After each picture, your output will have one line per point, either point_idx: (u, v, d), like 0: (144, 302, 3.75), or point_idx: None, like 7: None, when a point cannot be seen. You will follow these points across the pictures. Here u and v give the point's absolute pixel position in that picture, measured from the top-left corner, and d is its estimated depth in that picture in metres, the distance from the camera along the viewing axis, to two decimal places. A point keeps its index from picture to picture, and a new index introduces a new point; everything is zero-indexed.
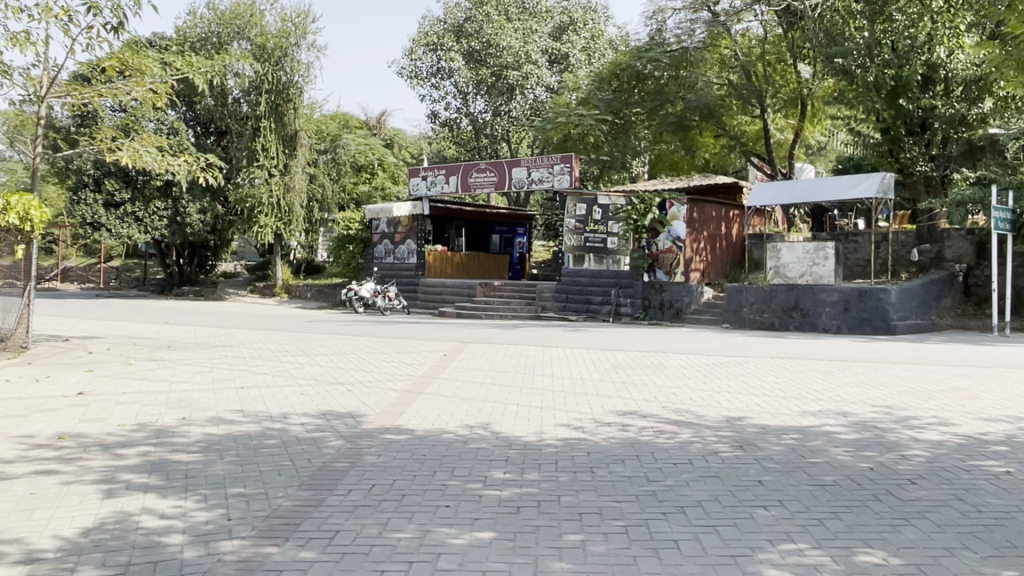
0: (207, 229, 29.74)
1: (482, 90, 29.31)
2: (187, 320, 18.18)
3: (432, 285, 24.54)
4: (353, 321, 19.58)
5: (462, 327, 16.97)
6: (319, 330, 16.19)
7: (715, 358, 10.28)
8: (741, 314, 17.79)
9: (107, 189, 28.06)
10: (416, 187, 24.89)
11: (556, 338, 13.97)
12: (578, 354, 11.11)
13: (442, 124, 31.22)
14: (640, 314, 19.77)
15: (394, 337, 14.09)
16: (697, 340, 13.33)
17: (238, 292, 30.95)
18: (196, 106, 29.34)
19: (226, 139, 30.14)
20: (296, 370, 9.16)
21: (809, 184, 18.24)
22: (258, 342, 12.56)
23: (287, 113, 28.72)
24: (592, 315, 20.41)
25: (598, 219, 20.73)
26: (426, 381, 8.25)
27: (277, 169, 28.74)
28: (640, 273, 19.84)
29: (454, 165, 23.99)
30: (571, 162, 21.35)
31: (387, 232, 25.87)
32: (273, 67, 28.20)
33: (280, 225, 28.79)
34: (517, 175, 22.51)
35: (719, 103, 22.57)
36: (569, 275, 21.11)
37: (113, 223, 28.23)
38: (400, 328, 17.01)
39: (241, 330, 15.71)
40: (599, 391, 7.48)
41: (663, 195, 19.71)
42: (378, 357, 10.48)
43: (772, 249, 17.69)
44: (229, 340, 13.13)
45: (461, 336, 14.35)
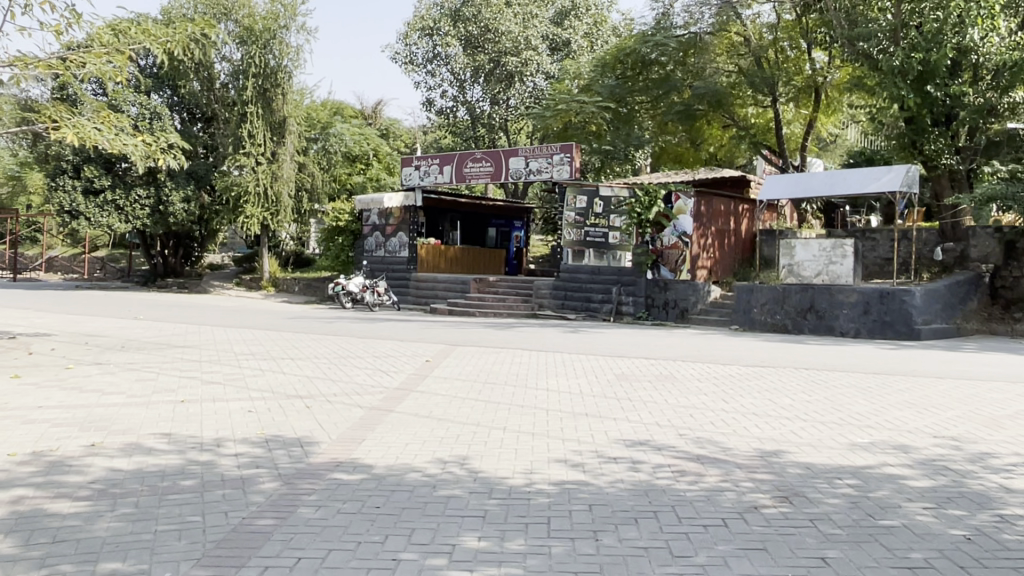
0: (191, 219, 28.54)
1: (479, 77, 28.10)
2: (160, 315, 17.03)
3: (425, 281, 23.34)
4: (337, 318, 18.39)
5: (452, 327, 15.78)
6: (297, 327, 15.03)
7: (732, 368, 9.11)
8: (751, 315, 16.64)
9: (86, 176, 26.85)
10: (408, 177, 23.70)
11: (553, 341, 12.81)
12: (577, 360, 9.93)
13: (438, 113, 29.99)
14: (642, 314, 18.63)
15: (376, 338, 12.91)
16: (709, 345, 12.16)
17: (223, 284, 29.75)
18: (180, 90, 28.09)
19: (212, 126, 28.93)
20: (252, 380, 7.99)
21: (825, 176, 17.06)
22: (225, 343, 11.38)
23: (276, 98, 27.48)
24: (592, 314, 19.25)
25: (600, 212, 19.46)
26: (400, 395, 7.08)
27: (265, 157, 27.54)
28: (643, 270, 18.72)
29: (448, 154, 22.78)
30: (572, 151, 20.23)
31: (378, 224, 24.70)
32: (261, 51, 26.94)
33: (267, 215, 27.63)
34: (514, 165, 21.33)
35: (729, 91, 21.32)
36: (568, 271, 19.96)
37: (92, 211, 27.01)
38: (386, 326, 15.86)
39: (213, 327, 14.50)
40: (602, 413, 6.30)
41: (668, 187, 18.62)
42: (351, 363, 9.30)
43: (786, 246, 16.53)
44: (193, 339, 11.94)
45: (450, 337, 13.18)
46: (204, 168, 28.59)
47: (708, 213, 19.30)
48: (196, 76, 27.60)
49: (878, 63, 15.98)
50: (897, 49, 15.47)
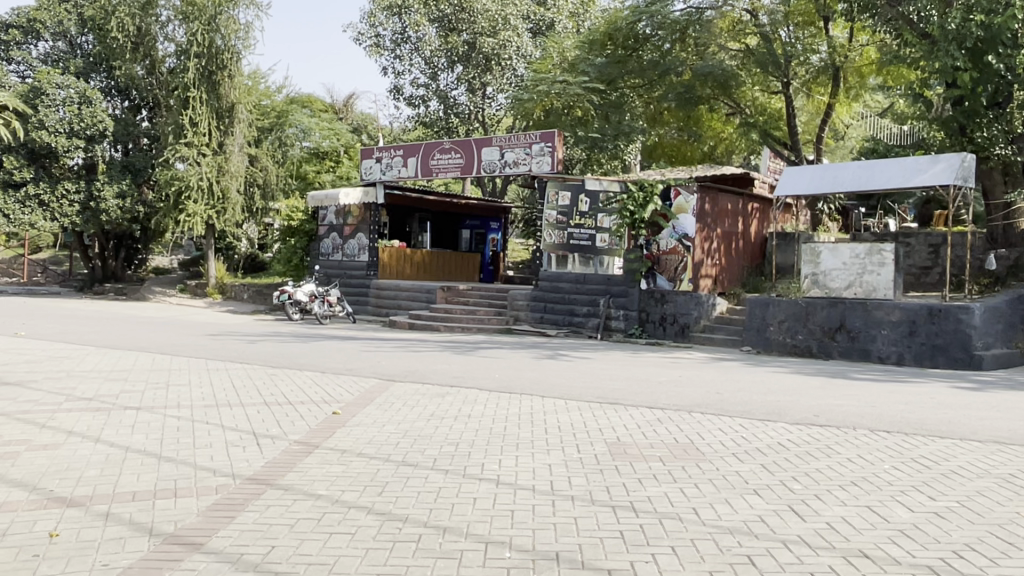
0: (127, 217, 25.39)
1: (455, 61, 25.23)
2: (52, 330, 14.06)
3: (385, 288, 20.36)
4: (271, 332, 15.37)
5: (402, 348, 12.80)
6: (208, 347, 12.04)
7: (780, 427, 6.22)
8: (767, 335, 13.83)
9: (6, 167, 23.66)
10: (369, 171, 20.66)
11: (524, 371, 9.93)
12: (551, 409, 7.01)
13: (408, 102, 26.99)
14: (635, 331, 15.75)
15: (295, 365, 9.95)
16: (726, 379, 9.30)
17: (166, 290, 26.56)
18: (116, 72, 25.05)
19: (155, 114, 25.90)
20: (24, 459, 5.01)
21: (855, 170, 14.20)
22: (75, 376, 8.39)
23: (222, 82, 24.41)
24: (575, 330, 16.38)
25: (585, 210, 16.74)
26: (240, 505, 4.15)
27: (210, 148, 24.44)
28: (636, 279, 15.84)
29: (413, 144, 19.92)
30: (553, 139, 17.29)
31: (336, 224, 21.67)
32: (205, 28, 23.83)
33: (212, 213, 24.52)
34: (487, 156, 18.48)
35: (736, 74, 18.38)
36: (548, 278, 17.11)
37: (11, 207, 23.73)
38: (322, 346, 12.96)
39: (95, 349, 11.40)
40: (590, 558, 3.42)
41: (667, 181, 15.90)
42: (224, 417, 6.38)
43: (810, 251, 13.75)
44: (42, 369, 8.97)
45: (391, 364, 10.25)
46: (143, 160, 25.48)
47: (713, 212, 16.33)
48: (136, 59, 24.70)
49: (927, 30, 13.28)
50: (952, 10, 12.72)
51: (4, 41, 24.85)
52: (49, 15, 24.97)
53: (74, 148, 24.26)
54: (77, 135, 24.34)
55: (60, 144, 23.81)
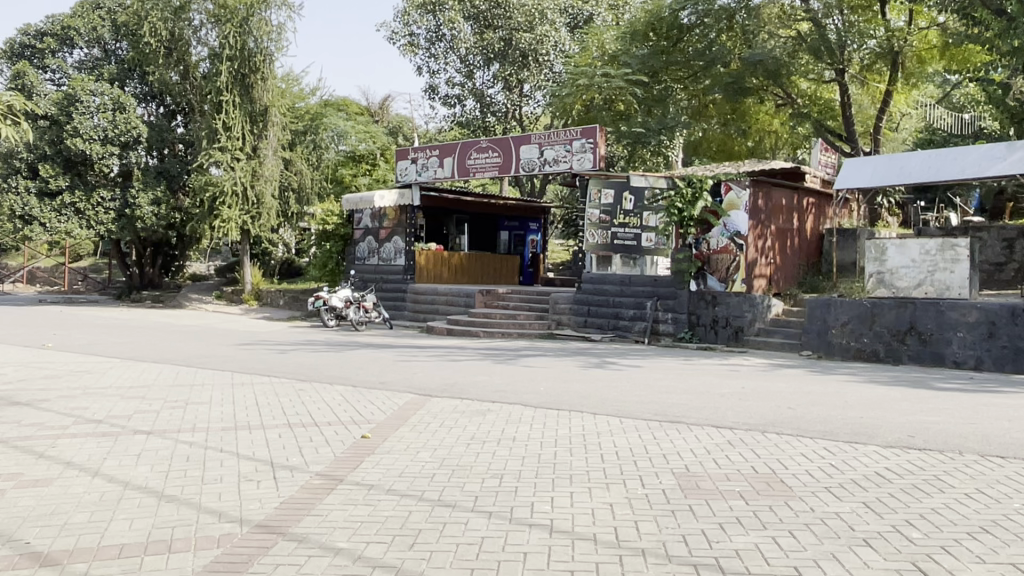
0: (162, 224, 25.10)
1: (491, 58, 24.56)
2: (80, 341, 13.64)
3: (422, 293, 19.72)
4: (305, 340, 14.80)
5: (439, 356, 12.11)
6: (238, 358, 11.47)
7: (872, 452, 5.39)
8: (829, 338, 12.89)
9: (42, 175, 23.49)
10: (405, 172, 20.15)
11: (570, 381, 9.20)
12: (606, 428, 6.26)
13: (443, 101, 26.40)
14: (685, 335, 14.89)
15: (327, 378, 9.30)
16: (793, 389, 8.46)
17: (202, 297, 26.25)
18: (149, 78, 24.77)
19: (190, 120, 25.59)
20: (7, 500, 4.39)
21: (922, 160, 13.20)
22: (91, 395, 7.83)
23: (255, 84, 23.99)
24: (621, 334, 15.61)
25: (630, 208, 16.00)
26: (242, 563, 3.47)
27: (244, 152, 24.03)
28: (685, 280, 14.96)
29: (449, 144, 19.28)
30: (594, 135, 16.50)
31: (371, 227, 21.08)
32: (237, 31, 23.46)
33: (247, 218, 24.12)
34: (526, 154, 17.78)
35: (788, 62, 17.38)
36: (592, 280, 16.34)
37: (47, 216, 23.55)
38: (356, 356, 12.34)
39: (120, 363, 10.87)
40: None
41: (717, 176, 15.04)
42: (240, 443, 5.74)
43: (875, 249, 12.75)
44: (58, 386, 8.45)
45: (428, 376, 9.58)
46: (177, 166, 25.17)
47: (767, 207, 15.40)
48: (170, 65, 24.40)
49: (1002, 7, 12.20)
50: None
51: (38, 49, 24.74)
52: (82, 22, 24.89)
53: (108, 156, 24.02)
54: (112, 141, 24.10)
55: (94, 152, 23.57)
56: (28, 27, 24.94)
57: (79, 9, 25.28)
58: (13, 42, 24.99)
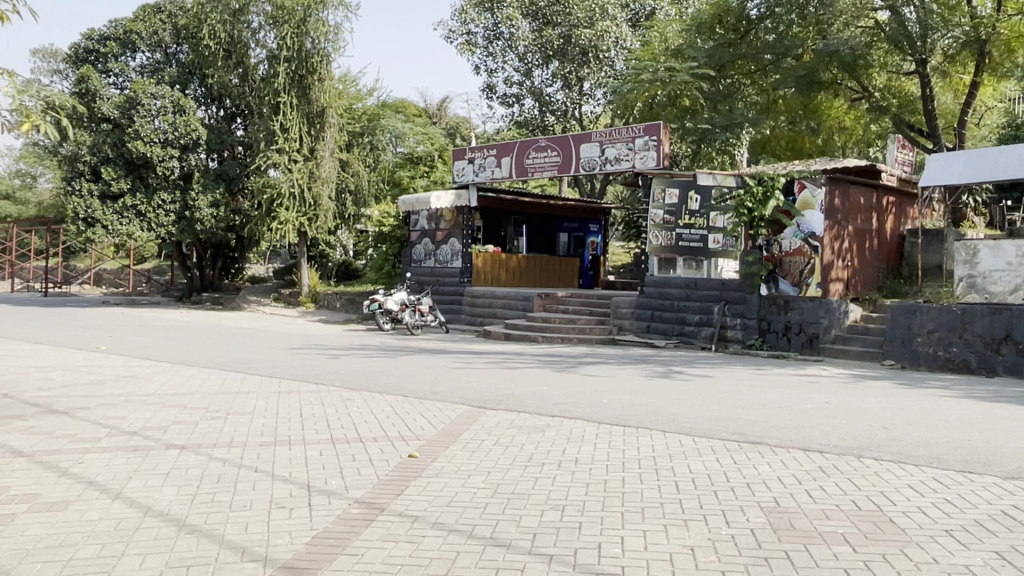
0: (221, 226, 25.15)
1: (550, 56, 23.97)
2: (133, 344, 13.50)
3: (480, 296, 19.25)
4: (359, 345, 14.44)
5: (495, 363, 11.59)
6: (289, 364, 11.13)
7: (993, 484, 4.66)
8: (913, 347, 11.97)
9: (104, 178, 23.72)
10: (461, 173, 19.72)
11: (636, 392, 8.56)
12: (677, 449, 5.61)
13: (501, 101, 25.94)
14: (755, 342, 14.16)
15: (377, 386, 8.85)
16: (883, 405, 7.68)
17: (260, 299, 26.23)
18: (209, 80, 24.85)
19: (248, 122, 25.61)
20: (13, 527, 3.96)
21: (1015, 157, 12.26)
22: (132, 403, 7.50)
23: (312, 85, 23.86)
24: (686, 340, 14.94)
25: (696, 209, 15.22)
26: None
27: (301, 154, 23.90)
28: (756, 284, 14.24)
29: (507, 143, 18.77)
30: (659, 132, 15.84)
31: (428, 229, 20.68)
32: (295, 32, 23.35)
33: (304, 220, 23.99)
34: (587, 153, 17.17)
35: (865, 52, 16.41)
36: (655, 283, 15.76)
37: (109, 218, 23.77)
38: (410, 361, 11.89)
39: (168, 368, 10.60)
40: None
41: (790, 175, 14.18)
42: (276, 461, 5.26)
43: (965, 250, 11.96)
44: (100, 392, 8.15)
45: (484, 385, 9.05)
46: (236, 168, 25.18)
47: (844, 207, 14.50)
48: (229, 68, 24.44)
49: None
50: None
51: (101, 53, 25.00)
52: (144, 26, 25.15)
53: (168, 158, 24.14)
54: (172, 144, 24.22)
55: (155, 154, 23.71)
56: (92, 32, 25.25)
57: (141, 13, 25.51)
58: (78, 46, 25.33)
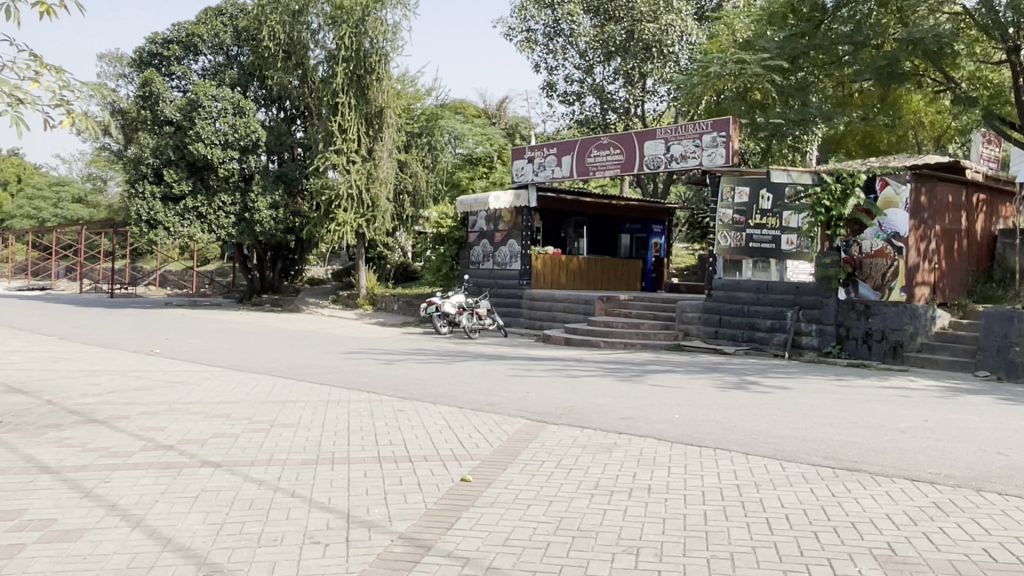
0: (280, 228, 25.09)
1: (612, 52, 23.31)
2: (187, 347, 13.30)
3: (539, 299, 18.68)
4: (414, 349, 14.01)
5: (556, 370, 11.01)
6: (342, 369, 10.73)
7: None
8: (1011, 357, 11.01)
9: (166, 180, 23.85)
10: (521, 172, 19.20)
11: (709, 404, 7.90)
12: (762, 477, 4.95)
13: (562, 99, 25.34)
14: (833, 349, 13.31)
15: (431, 395, 8.35)
16: (988, 423, 6.89)
17: (319, 301, 26.11)
18: (269, 82, 24.85)
19: (308, 123, 25.53)
20: (16, 562, 3.51)
21: None
22: (174, 412, 7.13)
23: (371, 85, 23.64)
24: (757, 347, 14.21)
25: (767, 208, 14.50)
26: None
27: (359, 155, 23.69)
28: (833, 288, 13.37)
29: (568, 142, 18.16)
30: (727, 128, 15.07)
31: (487, 230, 20.20)
32: (354, 32, 23.16)
33: (362, 222, 23.75)
34: (651, 150, 16.49)
35: (951, 40, 15.37)
36: (723, 287, 15.00)
37: (171, 220, 23.89)
38: (466, 368, 11.39)
39: (219, 372, 10.28)
40: None
41: (872, 171, 13.30)
42: (316, 484, 4.78)
43: None
44: (144, 400, 7.81)
45: (544, 395, 8.48)
46: (295, 169, 25.10)
47: (930, 206, 13.54)
48: (290, 69, 24.39)
49: None
50: None
51: (165, 56, 25.20)
52: (206, 29, 25.28)
53: (229, 160, 24.15)
54: (232, 145, 24.25)
55: (216, 156, 23.76)
56: (156, 36, 25.47)
57: (204, 16, 25.65)
58: (142, 50, 25.56)
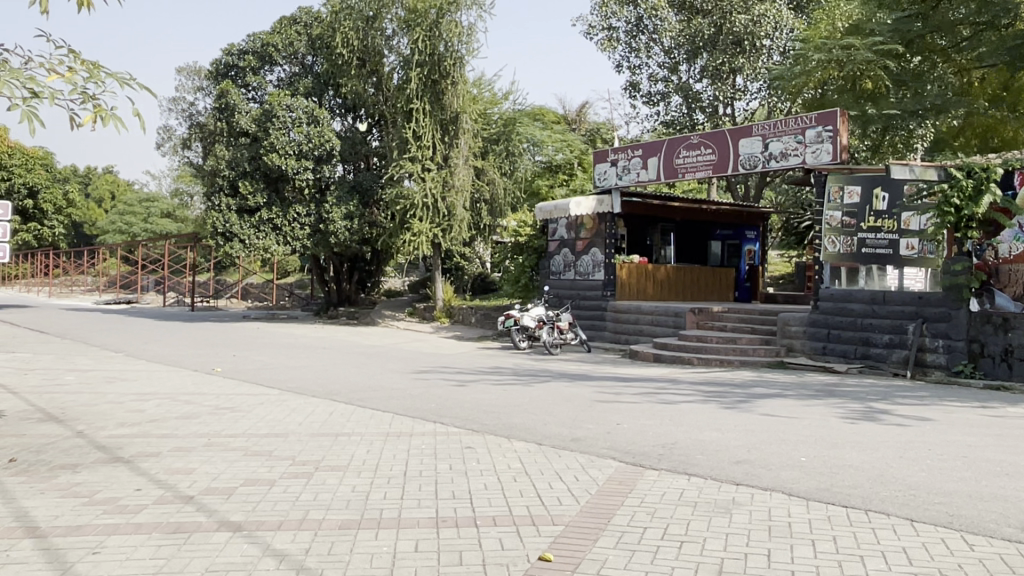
0: (356, 239, 24.44)
1: (699, 48, 21.90)
2: (251, 366, 12.56)
3: (625, 311, 17.41)
4: (491, 367, 12.95)
5: (647, 394, 9.74)
6: (409, 392, 9.72)
7: None
8: None
9: (241, 192, 23.51)
10: (604, 176, 17.90)
11: (839, 441, 6.55)
12: (948, 565, 3.64)
13: (646, 100, 24.04)
14: (964, 368, 11.67)
15: (505, 427, 7.22)
16: None
17: (395, 313, 25.38)
18: (343, 89, 24.32)
19: (383, 131, 24.89)
20: None
21: None
22: (211, 450, 6.20)
23: (445, 90, 22.82)
24: (873, 365, 12.72)
25: (883, 209, 13.00)
26: None
27: (434, 162, 22.87)
28: (963, 298, 11.75)
29: (654, 142, 16.88)
30: (834, 121, 13.54)
31: (568, 238, 18.98)
32: (428, 35, 22.40)
33: (438, 232, 22.88)
34: (747, 149, 15.07)
35: None
36: (832, 297, 13.48)
37: (246, 232, 23.49)
38: (546, 389, 10.25)
39: (276, 396, 9.39)
40: None
41: (1009, 163, 11.64)
42: (352, 562, 3.70)
43: None
44: (184, 432, 6.92)
45: (636, 426, 7.26)
46: (370, 179, 24.48)
47: None
48: (365, 77, 23.78)
49: None
50: None
51: (241, 68, 25.03)
52: (281, 39, 24.96)
53: (303, 170, 23.67)
54: (306, 156, 23.76)
55: (290, 167, 23.32)
56: (232, 47, 25.34)
57: (278, 26, 25.35)
58: (219, 62, 25.46)
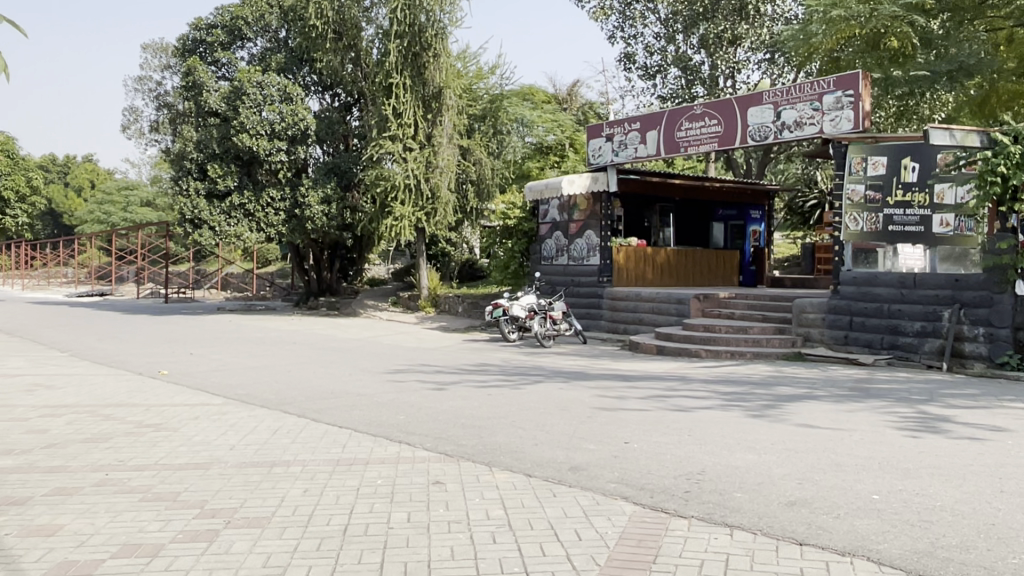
0: (334, 225, 22.90)
1: (698, 15, 20.41)
2: (205, 367, 11.08)
3: (623, 299, 16.00)
4: (477, 364, 11.51)
5: (656, 397, 8.29)
6: (376, 399, 8.26)
7: None
8: None
9: (210, 175, 21.93)
10: (598, 153, 16.50)
11: (912, 466, 5.11)
12: None
13: (641, 72, 22.58)
14: (1008, 362, 10.32)
15: (484, 450, 5.77)
16: None
17: (378, 304, 23.88)
18: (318, 65, 22.77)
19: (362, 109, 23.35)
20: None
21: None
22: (97, 492, 4.73)
23: (428, 64, 21.30)
24: (902, 357, 11.32)
25: (912, 181, 11.47)
26: None
27: (416, 141, 21.36)
28: (1010, 279, 10.38)
29: (653, 114, 15.40)
30: (856, 85, 12.08)
31: (560, 220, 17.49)
32: (407, 5, 20.83)
33: (422, 216, 21.39)
34: (756, 118, 13.63)
35: None
36: (855, 280, 12.03)
37: (217, 218, 21.92)
38: (538, 392, 8.80)
39: (219, 406, 7.92)
40: None
41: None
42: None
43: None
44: (79, 464, 5.45)
45: (649, 446, 5.82)
46: (349, 160, 22.98)
47: None
48: (341, 51, 22.22)
49: None
50: None
51: (209, 44, 23.53)
52: (251, 11, 23.52)
53: (277, 151, 22.07)
54: (279, 136, 22.17)
55: (261, 147, 21.72)
56: (199, 21, 23.82)
57: None
58: (187, 38, 23.98)
